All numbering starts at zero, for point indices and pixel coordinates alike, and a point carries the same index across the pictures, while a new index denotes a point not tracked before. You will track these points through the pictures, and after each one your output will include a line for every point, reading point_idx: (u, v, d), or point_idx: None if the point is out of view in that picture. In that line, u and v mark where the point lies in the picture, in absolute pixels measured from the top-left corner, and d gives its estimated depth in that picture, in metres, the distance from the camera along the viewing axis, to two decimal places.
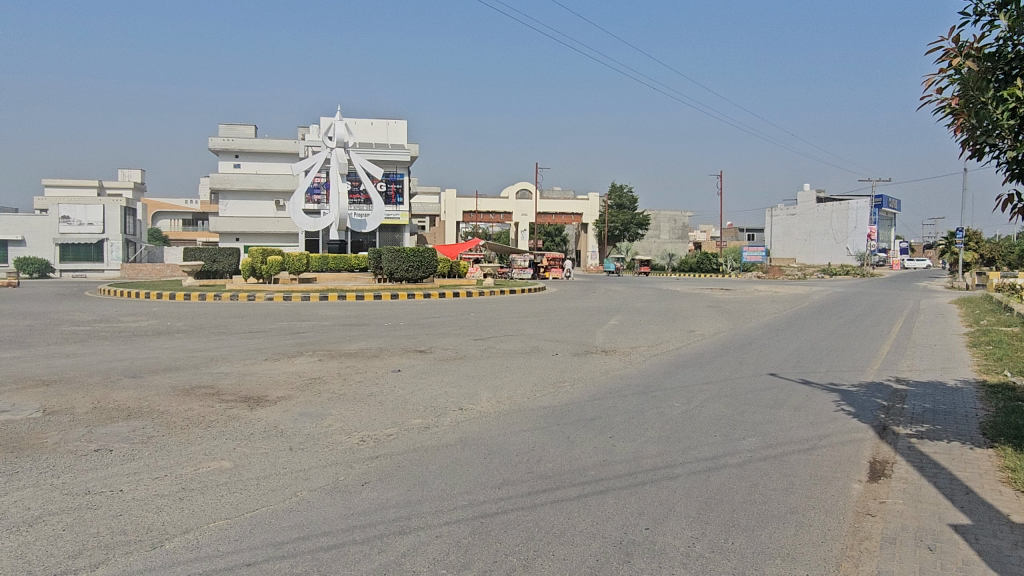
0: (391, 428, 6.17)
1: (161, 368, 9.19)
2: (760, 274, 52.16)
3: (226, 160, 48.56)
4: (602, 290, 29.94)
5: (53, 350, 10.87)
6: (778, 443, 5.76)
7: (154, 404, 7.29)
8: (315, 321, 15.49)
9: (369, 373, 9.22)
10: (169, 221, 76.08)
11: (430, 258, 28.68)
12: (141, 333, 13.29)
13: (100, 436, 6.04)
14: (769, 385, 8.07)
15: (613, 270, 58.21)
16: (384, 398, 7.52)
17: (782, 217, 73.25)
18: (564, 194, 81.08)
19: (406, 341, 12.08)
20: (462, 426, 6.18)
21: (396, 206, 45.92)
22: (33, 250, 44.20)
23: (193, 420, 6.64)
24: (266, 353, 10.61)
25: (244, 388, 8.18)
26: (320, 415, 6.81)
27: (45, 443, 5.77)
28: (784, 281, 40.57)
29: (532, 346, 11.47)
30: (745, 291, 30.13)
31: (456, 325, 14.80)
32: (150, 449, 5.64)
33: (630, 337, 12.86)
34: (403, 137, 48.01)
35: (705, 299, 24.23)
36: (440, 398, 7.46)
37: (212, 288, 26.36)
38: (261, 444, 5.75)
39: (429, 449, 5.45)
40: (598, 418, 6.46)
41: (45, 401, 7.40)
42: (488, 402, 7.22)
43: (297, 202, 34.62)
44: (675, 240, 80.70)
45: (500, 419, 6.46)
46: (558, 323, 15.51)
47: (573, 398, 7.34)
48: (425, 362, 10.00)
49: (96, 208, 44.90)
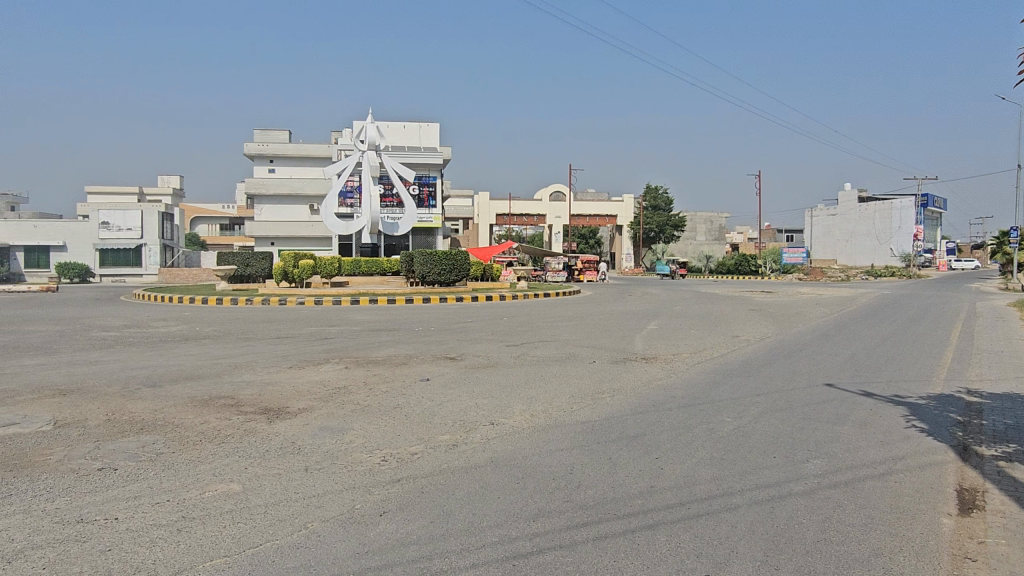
0: (416, 445, 5.68)
1: (182, 377, 8.85)
2: (800, 275, 50.90)
3: (261, 165, 48.91)
4: (638, 292, 29.21)
5: (79, 357, 10.66)
6: (847, 467, 5.12)
7: (171, 417, 6.90)
8: (345, 326, 15.14)
9: (395, 381, 8.76)
10: (206, 226, 77.35)
11: (463, 262, 28.26)
12: (168, 339, 13.07)
13: (107, 452, 5.65)
14: (828, 398, 7.39)
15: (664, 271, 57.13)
16: (410, 410, 7.04)
17: (822, 217, 71.37)
18: (598, 196, 80.36)
19: (436, 347, 11.61)
20: (493, 444, 5.65)
21: (429, 209, 45.67)
22: (74, 255, 44.97)
23: (210, 434, 6.25)
24: (291, 361, 10.22)
25: (265, 398, 7.78)
26: (341, 429, 6.35)
27: (46, 461, 5.38)
28: (829, 284, 39.13)
29: (568, 353, 10.93)
30: (787, 293, 29.21)
31: (489, 330, 14.29)
32: (157, 469, 5.22)
33: (671, 343, 12.25)
34: (435, 139, 47.87)
35: (746, 302, 23.35)
36: (471, 411, 6.94)
37: (245, 292, 26.31)
38: (275, 463, 5.31)
39: (457, 471, 4.94)
40: (642, 435, 5.89)
41: (59, 412, 7.07)
42: (521, 415, 6.69)
43: (330, 205, 34.61)
44: (712, 241, 79.26)
45: (536, 435, 5.93)
46: (595, 328, 14.92)
47: (614, 412, 6.78)
48: (455, 371, 9.52)
49: (135, 213, 45.52)
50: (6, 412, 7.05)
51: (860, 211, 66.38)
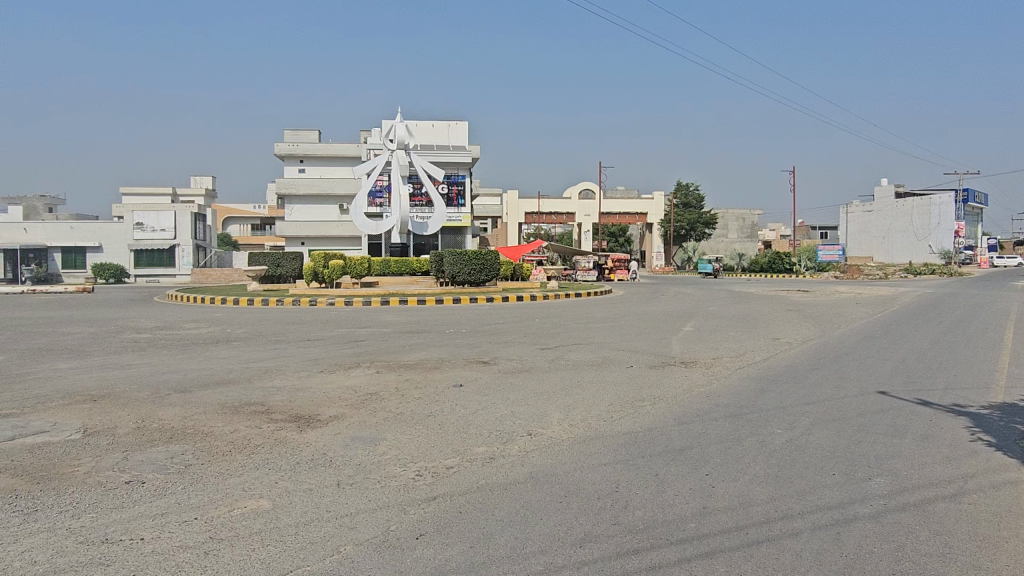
0: (451, 458, 5.44)
1: (213, 382, 8.73)
2: (836, 273, 49.82)
3: (291, 165, 49.22)
4: (671, 293, 28.71)
5: (111, 361, 10.62)
6: (915, 486, 4.76)
7: (201, 424, 6.76)
8: (375, 328, 14.99)
9: (428, 387, 8.53)
10: (238, 226, 78.28)
11: (492, 262, 28.03)
12: (200, 341, 13.02)
13: (136, 463, 5.50)
14: (883, 407, 7.00)
15: (705, 271, 55.70)
16: (444, 419, 6.80)
17: (858, 214, 69.74)
18: (628, 194, 79.80)
19: (468, 351, 11.37)
20: (533, 458, 5.39)
21: (458, 208, 45.56)
22: (110, 256, 45.67)
23: (239, 444, 6.08)
24: (322, 365, 10.07)
25: (296, 405, 7.60)
26: (374, 439, 6.14)
27: (74, 473, 5.24)
28: (867, 283, 38.20)
29: (604, 356, 10.63)
30: (825, 292, 28.51)
31: (521, 332, 14.03)
32: (185, 482, 5.06)
33: (709, 346, 11.87)
34: (464, 138, 47.74)
35: (784, 302, 22.73)
36: (507, 420, 6.68)
37: (276, 292, 26.39)
38: (307, 476, 5.11)
39: (496, 489, 4.68)
40: (689, 448, 5.58)
41: (89, 420, 6.96)
42: (560, 426, 6.42)
43: (360, 205, 34.64)
44: (744, 239, 78.06)
45: (577, 448, 5.65)
46: (630, 329, 14.60)
47: (657, 422, 6.46)
48: (488, 375, 9.27)
49: (169, 215, 46.09)
50: (37, 419, 6.95)
51: (897, 207, 64.74)
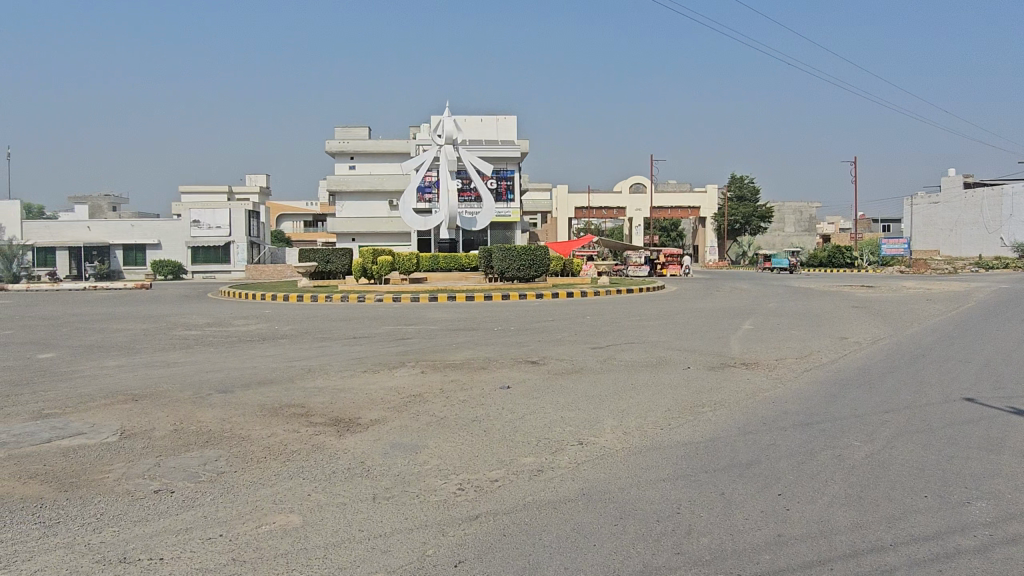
0: (496, 470, 5.04)
1: (254, 382, 8.54)
2: (901, 268, 47.76)
3: (342, 162, 49.69)
4: (726, 288, 27.79)
5: (157, 359, 10.57)
6: (1023, 512, 4.16)
7: (240, 428, 6.51)
8: (423, 325, 14.71)
9: (474, 390, 8.13)
10: (291, 223, 79.55)
11: (542, 257, 27.65)
12: (246, 339, 12.94)
13: (167, 470, 5.24)
14: (974, 417, 6.32)
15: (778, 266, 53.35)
16: (490, 425, 6.39)
17: (923, 205, 66.77)
18: (680, 188, 78.42)
19: (517, 350, 10.98)
20: (585, 471, 4.95)
21: (507, 203, 45.29)
22: (168, 253, 46.80)
23: (276, 450, 5.80)
24: (366, 364, 9.79)
25: (337, 407, 7.32)
26: (415, 446, 5.79)
27: (103, 481, 5.00)
28: (935, 278, 36.34)
29: (658, 357, 10.12)
30: (889, 288, 27.28)
31: (571, 330, 13.55)
32: (215, 492, 4.77)
33: (771, 346, 11.20)
34: (513, 133, 47.44)
35: (847, 299, 21.66)
36: (556, 427, 6.25)
37: (326, 288, 26.57)
38: (344, 488, 4.78)
39: (544, 507, 4.27)
40: (758, 463, 5.05)
41: (127, 421, 6.80)
42: (614, 434, 5.96)
43: (409, 200, 34.58)
44: (802, 233, 75.71)
45: (634, 459, 5.19)
46: (685, 327, 14.03)
47: (720, 432, 5.93)
48: (537, 376, 8.86)
49: (224, 212, 47.00)
50: (76, 420, 6.80)
51: (966, 198, 61.74)
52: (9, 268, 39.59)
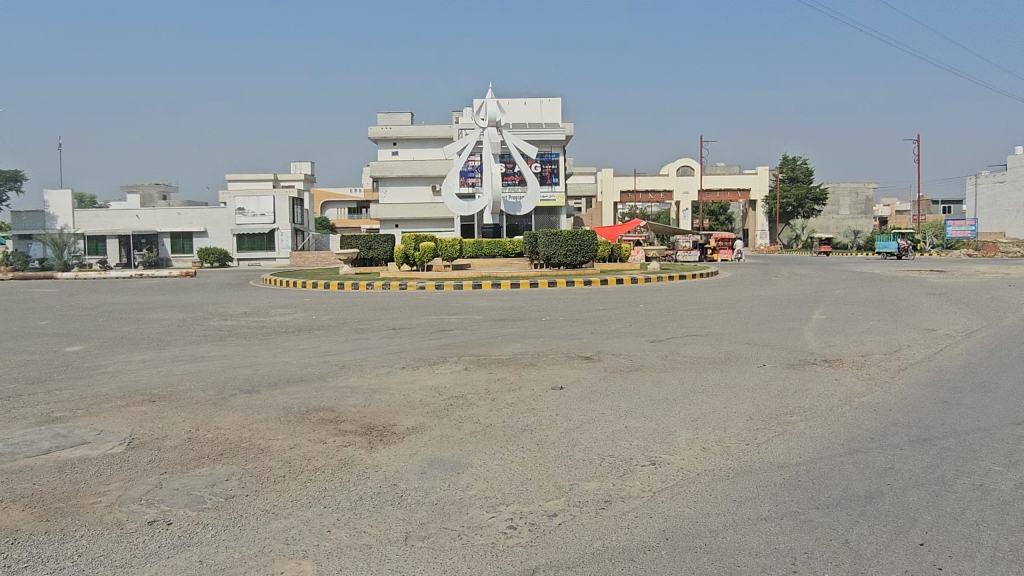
0: (556, 500, 4.15)
1: (284, 380, 7.83)
2: (967, 253, 45.43)
3: (384, 149, 49.26)
4: (784, 274, 26.34)
5: (186, 352, 9.95)
6: None
7: (262, 437, 5.76)
8: (465, 315, 13.89)
9: (522, 391, 7.26)
10: (336, 211, 79.79)
11: (590, 242, 26.54)
12: (281, 330, 12.30)
13: (168, 493, 4.48)
14: None
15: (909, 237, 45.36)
16: (543, 438, 5.50)
17: (988, 184, 63.27)
18: (730, 170, 76.35)
19: (567, 343, 10.07)
20: (664, 504, 4.00)
21: (552, 187, 44.32)
22: (214, 240, 47.02)
23: (298, 467, 5.00)
24: (404, 360, 8.98)
25: (370, 412, 6.53)
26: (458, 464, 4.94)
27: (93, 508, 4.26)
28: (1011, 261, 34.01)
29: (727, 352, 9.10)
30: (962, 272, 25.45)
31: (624, 321, 12.59)
32: (220, 525, 3.99)
33: (853, 340, 10.05)
34: (557, 115, 46.35)
35: (919, 284, 20.21)
36: (621, 442, 5.31)
37: (367, 276, 26.00)
38: (374, 522, 3.95)
39: (619, 559, 3.36)
40: (881, 497, 4.04)
41: (139, 427, 6.10)
42: (691, 452, 5.00)
43: (451, 185, 33.80)
44: (858, 216, 72.80)
45: (723, 489, 4.22)
46: (749, 318, 12.95)
47: (821, 450, 4.93)
48: (593, 375, 7.94)
49: (268, 199, 46.99)
50: (83, 426, 6.12)
51: None
52: (61, 256, 40.09)
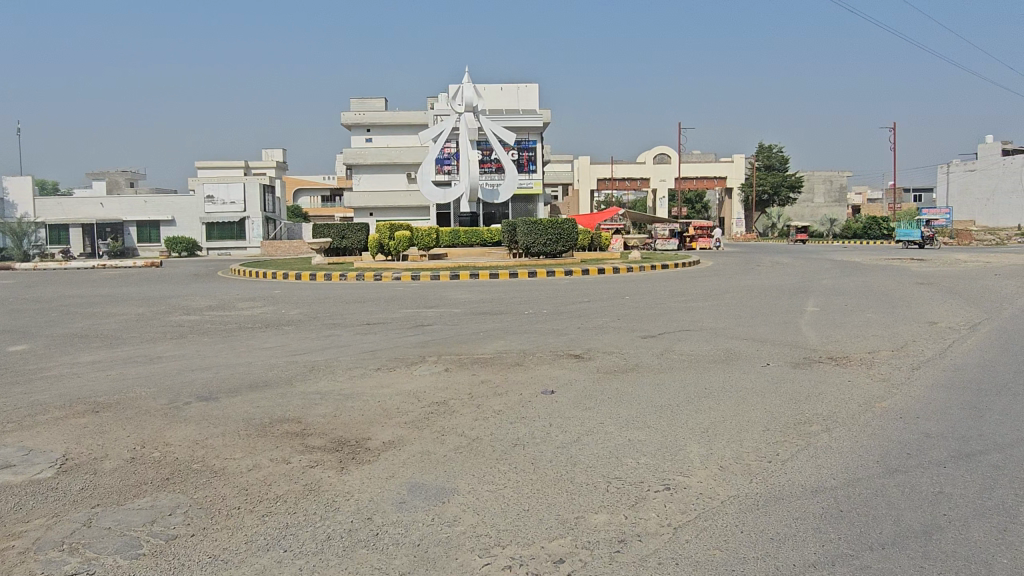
0: (559, 539, 3.50)
1: (247, 385, 7.08)
2: (943, 241, 45.70)
3: (358, 135, 48.30)
4: (766, 262, 26.01)
5: (141, 352, 9.13)
6: None
7: (216, 456, 5.03)
8: (445, 308, 13.17)
9: (509, 395, 6.60)
10: (308, 198, 78.18)
11: (570, 230, 25.92)
12: (247, 326, 11.50)
13: (99, 534, 3.76)
14: None
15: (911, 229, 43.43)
16: (536, 455, 4.84)
17: (959, 172, 63.78)
18: (707, 159, 76.21)
19: (554, 340, 9.43)
20: (692, 546, 3.37)
21: (529, 174, 43.65)
22: (183, 229, 45.64)
23: (256, 497, 4.28)
24: (378, 360, 8.27)
25: (341, 423, 5.82)
26: (442, 491, 4.25)
27: (2, 557, 3.52)
28: (986, 249, 33.99)
29: (725, 349, 8.54)
30: (942, 260, 25.22)
31: (612, 314, 11.98)
32: None
33: (853, 334, 9.56)
34: (534, 102, 45.56)
35: (904, 273, 19.84)
36: (627, 460, 4.67)
37: (340, 266, 25.11)
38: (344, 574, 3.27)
39: None
40: (941, 532, 3.46)
41: (75, 445, 5.33)
42: (709, 472, 4.38)
43: (427, 172, 32.85)
44: (833, 203, 72.98)
45: (757, 523, 3.60)
46: (742, 310, 12.41)
47: (858, 470, 4.34)
48: (585, 376, 7.31)
49: (238, 186, 45.66)
50: (10, 444, 5.34)
51: (1006, 166, 58.77)
52: (20, 246, 38.56)
